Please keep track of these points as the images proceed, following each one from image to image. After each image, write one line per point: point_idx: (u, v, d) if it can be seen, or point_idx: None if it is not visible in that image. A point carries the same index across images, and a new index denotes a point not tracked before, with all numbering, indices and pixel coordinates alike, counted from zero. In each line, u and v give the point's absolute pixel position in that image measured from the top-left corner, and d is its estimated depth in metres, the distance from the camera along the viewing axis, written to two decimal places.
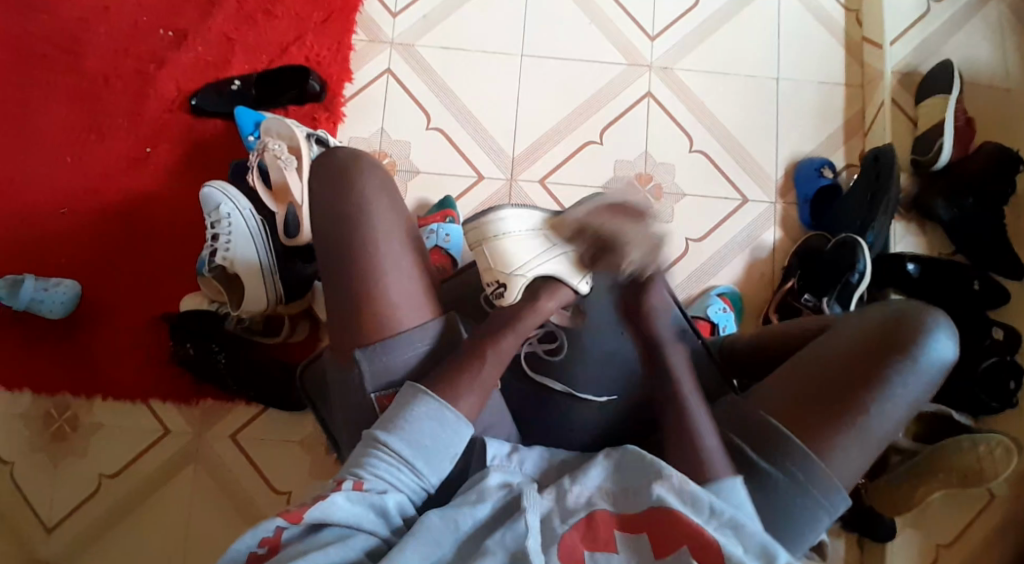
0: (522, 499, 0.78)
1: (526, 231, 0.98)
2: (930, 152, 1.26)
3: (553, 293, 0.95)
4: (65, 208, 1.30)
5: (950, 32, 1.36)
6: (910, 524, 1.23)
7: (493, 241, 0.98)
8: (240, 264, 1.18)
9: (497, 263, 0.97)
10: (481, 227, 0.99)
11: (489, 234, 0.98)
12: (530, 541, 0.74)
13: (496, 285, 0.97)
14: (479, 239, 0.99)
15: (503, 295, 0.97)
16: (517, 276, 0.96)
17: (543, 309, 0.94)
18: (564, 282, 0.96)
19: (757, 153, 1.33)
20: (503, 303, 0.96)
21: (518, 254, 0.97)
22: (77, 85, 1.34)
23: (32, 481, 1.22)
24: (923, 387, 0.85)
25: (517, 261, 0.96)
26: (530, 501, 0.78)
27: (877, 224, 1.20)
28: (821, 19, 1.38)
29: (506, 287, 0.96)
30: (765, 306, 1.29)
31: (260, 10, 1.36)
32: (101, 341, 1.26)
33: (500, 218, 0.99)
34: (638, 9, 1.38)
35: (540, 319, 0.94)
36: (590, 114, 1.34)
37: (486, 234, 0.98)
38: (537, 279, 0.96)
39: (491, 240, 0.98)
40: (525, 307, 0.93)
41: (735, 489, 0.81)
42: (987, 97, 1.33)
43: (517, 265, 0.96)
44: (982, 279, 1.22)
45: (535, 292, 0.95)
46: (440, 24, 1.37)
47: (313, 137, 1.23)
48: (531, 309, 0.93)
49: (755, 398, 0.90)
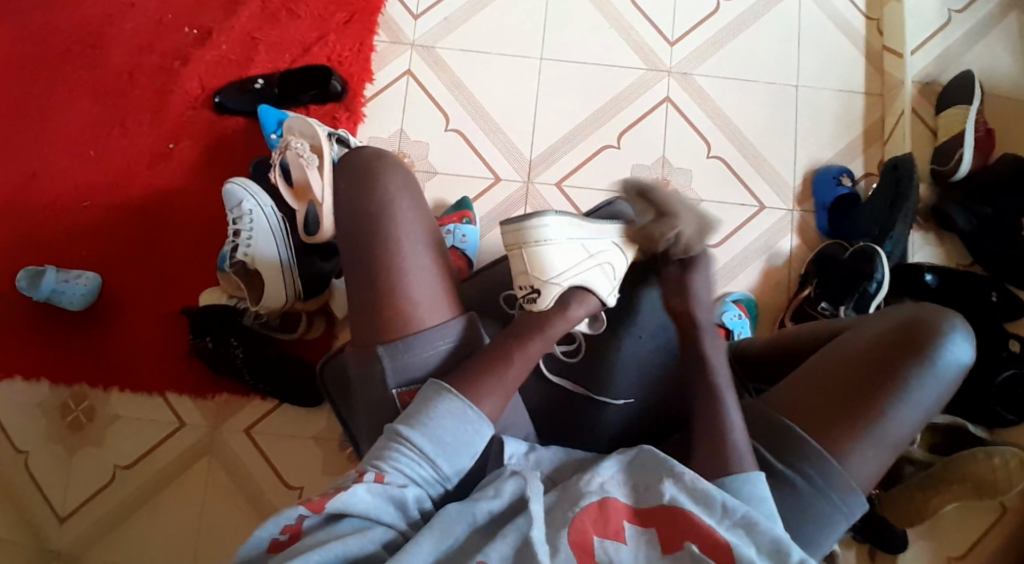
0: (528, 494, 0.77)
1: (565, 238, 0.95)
2: (950, 162, 1.26)
3: (584, 301, 0.94)
4: (87, 201, 1.32)
5: (971, 42, 1.36)
6: (922, 536, 1.22)
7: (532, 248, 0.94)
8: (261, 260, 1.19)
9: (534, 269, 0.93)
10: (519, 230, 0.94)
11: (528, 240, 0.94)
12: (534, 532, 0.74)
13: (529, 290, 0.94)
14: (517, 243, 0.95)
15: (534, 300, 0.93)
16: (551, 284, 0.93)
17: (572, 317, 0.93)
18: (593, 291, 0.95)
19: (775, 160, 1.33)
20: (537, 309, 0.93)
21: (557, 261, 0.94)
22: (101, 81, 1.36)
23: (48, 471, 1.24)
24: (939, 390, 0.85)
25: (555, 268, 0.93)
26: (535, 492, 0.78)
27: (896, 233, 1.20)
28: (841, 27, 1.38)
29: (539, 293, 0.93)
30: (780, 313, 1.28)
31: (284, 10, 1.38)
32: (119, 333, 1.27)
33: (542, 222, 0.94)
34: (657, 15, 1.38)
35: (568, 327, 0.93)
36: (609, 118, 1.34)
37: (523, 236, 0.94)
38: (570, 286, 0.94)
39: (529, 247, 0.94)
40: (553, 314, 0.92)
41: (757, 483, 0.81)
42: (1008, 108, 1.32)
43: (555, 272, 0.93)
44: (999, 290, 1.22)
45: (565, 301, 0.93)
46: (460, 26, 1.38)
47: (334, 136, 1.25)
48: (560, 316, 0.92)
49: (771, 401, 0.89)
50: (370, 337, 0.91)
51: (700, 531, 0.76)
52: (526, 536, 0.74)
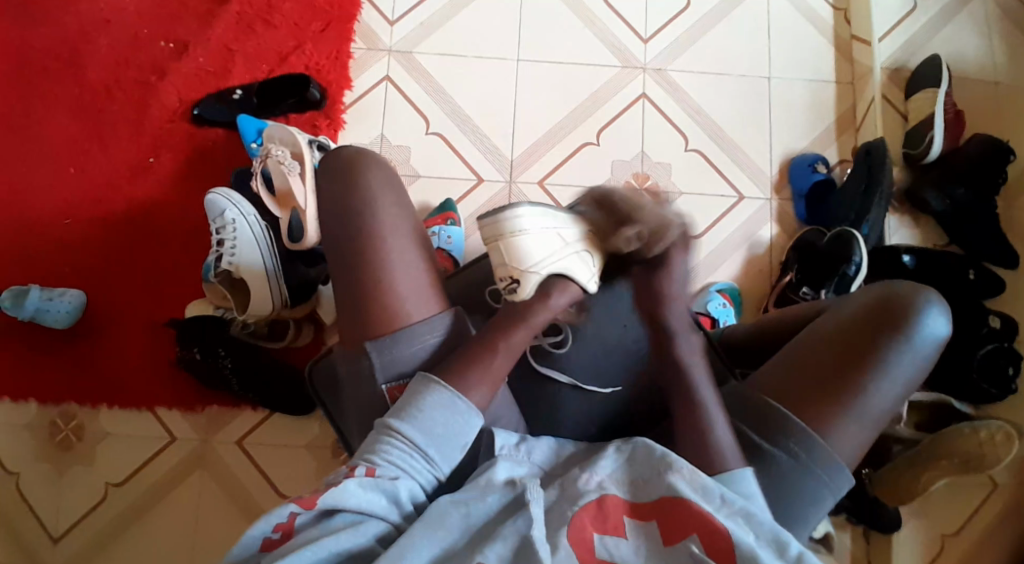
0: (527, 492, 0.77)
1: (540, 227, 0.93)
2: (922, 145, 1.29)
3: (564, 290, 0.92)
4: (69, 218, 1.31)
5: (937, 28, 1.39)
6: (914, 515, 1.23)
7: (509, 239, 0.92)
8: (245, 268, 1.18)
9: (511, 258, 0.92)
10: (496, 222, 0.93)
11: (505, 231, 0.92)
12: (535, 531, 0.73)
13: (509, 281, 0.92)
14: (495, 235, 0.93)
15: (515, 290, 0.92)
16: (529, 272, 0.91)
17: (554, 307, 0.91)
18: (574, 279, 0.92)
19: (751, 150, 1.35)
20: (516, 299, 0.91)
21: (534, 250, 0.92)
22: (79, 97, 1.36)
23: (38, 491, 1.23)
24: (917, 362, 0.86)
25: (533, 256, 0.91)
26: (534, 493, 0.77)
27: (872, 217, 1.22)
28: (809, 18, 1.41)
29: (519, 282, 0.91)
30: (763, 300, 1.30)
31: (260, 20, 1.39)
32: (106, 349, 1.27)
33: (517, 212, 0.92)
34: (630, 12, 1.41)
35: (551, 317, 0.92)
36: (587, 115, 1.36)
37: (499, 228, 0.93)
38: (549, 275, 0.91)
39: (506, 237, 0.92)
40: (534, 305, 0.91)
41: (746, 480, 0.82)
42: (975, 90, 1.36)
43: (531, 261, 0.91)
44: (976, 268, 1.24)
45: (546, 289, 0.91)
46: (436, 31, 1.40)
47: (315, 144, 1.25)
48: (542, 306, 0.91)
49: (755, 383, 0.90)
50: (359, 336, 0.91)
51: (696, 520, 0.76)
52: (526, 536, 0.73)
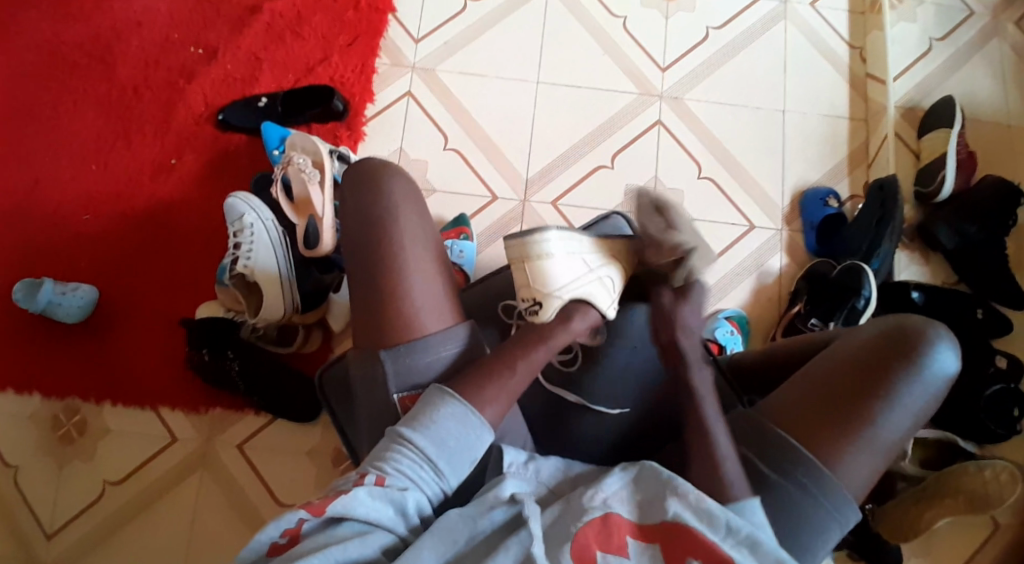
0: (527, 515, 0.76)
1: (565, 252, 0.95)
2: (934, 183, 1.30)
3: (585, 314, 0.95)
4: (87, 215, 1.33)
5: (951, 69, 1.42)
6: (917, 553, 1.23)
7: (537, 261, 0.94)
8: (260, 271, 1.19)
9: (537, 281, 0.95)
10: (523, 244, 0.95)
11: (530, 254, 0.95)
12: (536, 548, 0.73)
13: (530, 302, 0.95)
14: (522, 256, 0.95)
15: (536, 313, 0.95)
16: (551, 296, 0.94)
17: (573, 330, 0.94)
18: (594, 305, 0.95)
19: (765, 180, 1.37)
20: (538, 321, 0.94)
21: (558, 274, 0.94)
22: (106, 97, 1.38)
23: (35, 485, 1.22)
24: (927, 395, 0.86)
25: (559, 279, 0.94)
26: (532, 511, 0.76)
27: (882, 252, 1.22)
28: (827, 55, 1.43)
29: (541, 305, 0.94)
30: (771, 329, 1.31)
31: (288, 31, 1.42)
32: (115, 347, 1.27)
33: (544, 236, 0.95)
34: (650, 41, 1.43)
35: (570, 340, 0.93)
36: (605, 139, 1.38)
37: (527, 252, 0.95)
38: (570, 300, 0.95)
39: (531, 261, 0.94)
40: (555, 325, 0.93)
41: (754, 510, 0.80)
42: (987, 131, 1.38)
43: (556, 285, 0.94)
44: (984, 307, 1.25)
45: (567, 313, 0.94)
46: (459, 50, 1.42)
47: (336, 154, 1.29)
48: (563, 328, 0.93)
49: (763, 409, 0.89)
50: (372, 341, 0.91)
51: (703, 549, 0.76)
52: (529, 551, 0.73)
